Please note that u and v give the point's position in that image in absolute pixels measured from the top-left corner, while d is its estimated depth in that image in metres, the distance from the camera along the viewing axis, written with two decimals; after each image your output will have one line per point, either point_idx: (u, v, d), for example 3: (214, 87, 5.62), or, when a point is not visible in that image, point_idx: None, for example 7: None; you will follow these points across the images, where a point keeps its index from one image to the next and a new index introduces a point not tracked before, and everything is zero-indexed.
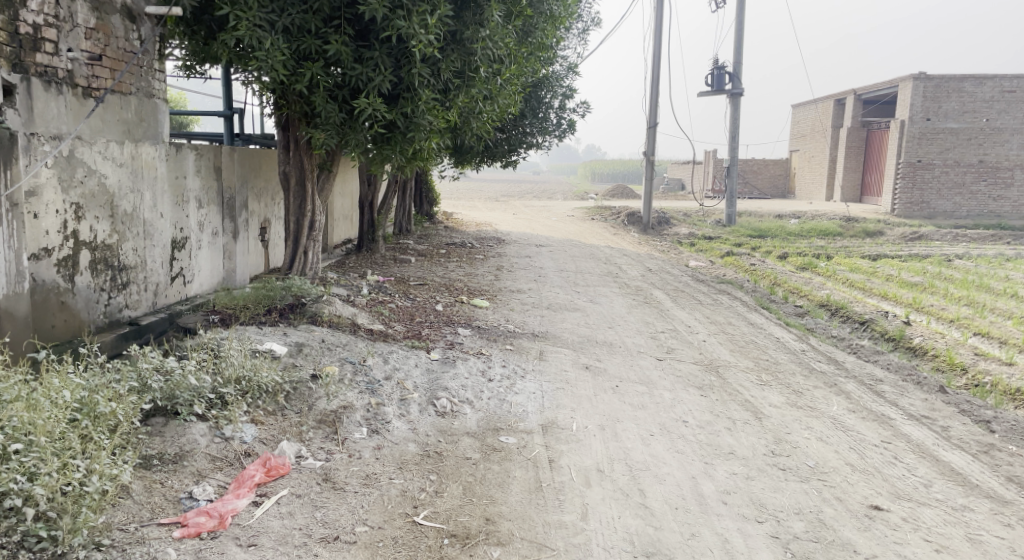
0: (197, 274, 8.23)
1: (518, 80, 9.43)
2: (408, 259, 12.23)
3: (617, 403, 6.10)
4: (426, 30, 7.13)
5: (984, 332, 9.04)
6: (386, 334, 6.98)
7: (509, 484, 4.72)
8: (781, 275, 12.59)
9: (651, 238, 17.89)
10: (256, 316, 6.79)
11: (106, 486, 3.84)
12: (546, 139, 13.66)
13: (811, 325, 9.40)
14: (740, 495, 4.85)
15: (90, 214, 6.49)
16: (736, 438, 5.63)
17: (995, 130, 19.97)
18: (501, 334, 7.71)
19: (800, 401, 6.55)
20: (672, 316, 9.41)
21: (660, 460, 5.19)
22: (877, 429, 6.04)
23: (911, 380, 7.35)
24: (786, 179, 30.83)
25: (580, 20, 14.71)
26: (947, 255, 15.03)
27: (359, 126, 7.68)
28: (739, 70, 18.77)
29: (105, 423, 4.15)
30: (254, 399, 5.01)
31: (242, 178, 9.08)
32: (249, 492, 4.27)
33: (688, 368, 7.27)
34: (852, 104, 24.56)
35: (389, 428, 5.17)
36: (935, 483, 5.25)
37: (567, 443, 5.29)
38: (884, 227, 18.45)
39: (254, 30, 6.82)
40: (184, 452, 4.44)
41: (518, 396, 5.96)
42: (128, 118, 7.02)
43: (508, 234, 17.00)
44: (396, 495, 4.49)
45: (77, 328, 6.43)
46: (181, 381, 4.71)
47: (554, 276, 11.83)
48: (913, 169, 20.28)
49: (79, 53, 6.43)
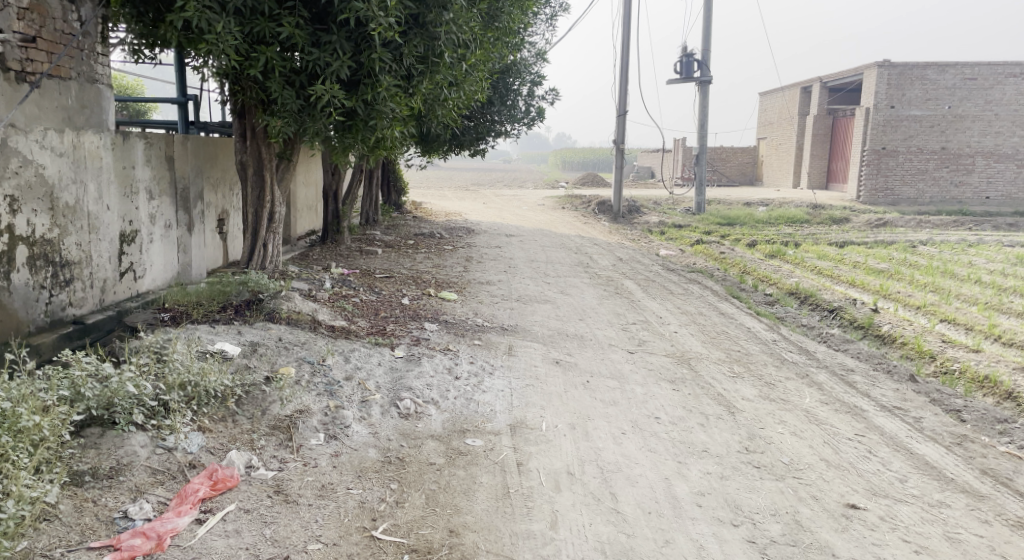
0: (149, 268, 7.84)
1: (484, 66, 9.08)
2: (374, 251, 11.87)
3: (588, 400, 5.87)
4: (385, 12, 6.81)
5: (951, 319, 8.95)
6: (349, 330, 6.67)
7: (475, 491, 4.47)
8: (750, 263, 12.43)
9: (621, 227, 17.72)
10: (209, 314, 6.45)
11: (22, 512, 3.57)
12: (514, 127, 13.33)
13: (782, 314, 9.25)
14: (715, 496, 4.64)
15: (27, 207, 6.10)
16: (710, 434, 5.43)
17: (956, 116, 20.05)
18: (469, 328, 7.44)
19: (773, 393, 6.37)
20: (644, 307, 9.20)
21: (632, 460, 4.96)
22: (850, 422, 5.88)
23: (882, 369, 7.21)
24: (754, 167, 30.90)
25: (548, 6, 14.38)
26: (912, 241, 15.01)
27: (319, 114, 7.33)
28: (708, 57, 18.61)
29: (28, 439, 3.84)
30: (200, 406, 4.68)
31: (196, 168, 8.68)
32: (191, 509, 3.97)
33: (660, 360, 7.07)
34: (818, 92, 24.65)
35: (349, 432, 4.88)
36: (911, 478, 5.08)
37: (536, 444, 5.05)
38: (850, 214, 18.43)
39: (203, 12, 6.47)
40: (121, 466, 4.13)
41: (485, 395, 5.70)
42: (70, 105, 6.68)
43: (476, 224, 16.70)
44: (353, 507, 4.21)
45: (15, 329, 6.06)
46: (118, 388, 4.37)
47: (524, 267, 11.57)
48: (879, 156, 20.32)
49: (11, 35, 6.04)
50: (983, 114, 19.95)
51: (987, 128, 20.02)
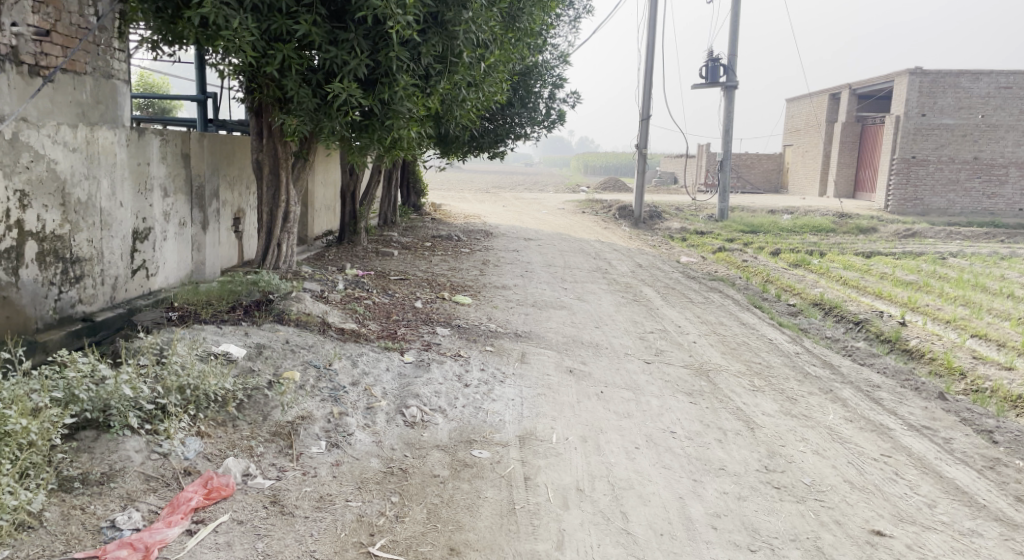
0: (162, 266, 7.77)
1: (504, 67, 8.92)
2: (391, 252, 11.76)
3: (602, 412, 5.69)
4: (404, 10, 6.68)
5: (982, 334, 8.66)
6: (358, 333, 6.52)
7: (479, 507, 4.31)
8: (773, 272, 12.18)
9: (641, 232, 17.50)
10: (218, 314, 6.34)
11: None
12: (535, 130, 13.16)
13: (805, 325, 9.01)
14: (732, 518, 4.45)
15: (37, 202, 6.03)
16: (727, 451, 5.22)
17: (989, 126, 19.61)
18: (482, 334, 7.28)
19: (795, 409, 6.15)
20: (662, 315, 9.00)
21: (645, 477, 4.78)
22: (876, 441, 5.65)
23: (909, 386, 6.96)
24: (778, 174, 30.52)
25: (571, 8, 14.22)
26: (941, 253, 14.64)
27: (335, 113, 7.19)
28: (734, 62, 18.36)
29: (15, 443, 3.75)
30: (199, 410, 4.56)
31: (213, 166, 8.59)
32: (182, 519, 3.85)
33: (677, 372, 6.86)
34: (846, 99, 24.31)
35: (351, 441, 4.75)
36: (940, 503, 4.86)
37: (545, 457, 4.88)
38: (877, 224, 18.05)
39: (221, 8, 6.37)
40: (113, 471, 4.03)
41: (495, 404, 5.54)
42: (84, 100, 6.59)
43: (496, 227, 16.55)
44: (351, 521, 4.07)
45: (23, 326, 5.98)
46: (114, 390, 4.27)
47: (541, 271, 11.39)
48: (908, 165, 19.90)
49: (25, 28, 5.93)
50: (1017, 124, 19.50)
51: (1020, 138, 19.57)
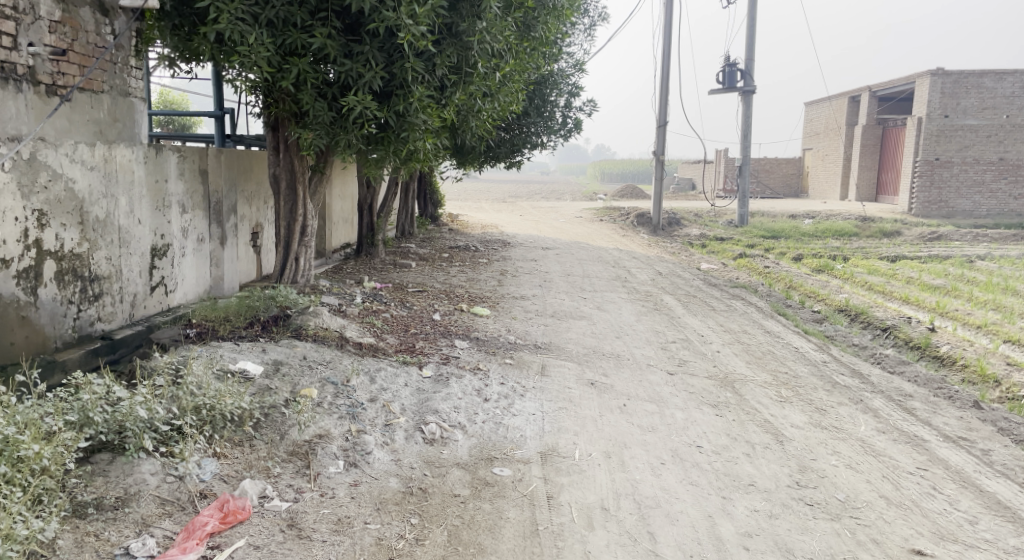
0: (181, 282, 7.75)
1: (519, 76, 8.83)
2: (408, 264, 11.71)
3: (625, 425, 5.57)
4: (416, 21, 6.59)
5: (1015, 339, 8.43)
6: (377, 347, 6.43)
7: (501, 528, 4.21)
8: (797, 278, 11.99)
9: (660, 240, 17.33)
10: (235, 330, 6.33)
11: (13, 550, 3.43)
12: (551, 139, 13.07)
13: (831, 332, 8.82)
14: (764, 538, 4.30)
15: (55, 222, 6.02)
16: (757, 467, 5.08)
17: (1016, 126, 19.25)
18: (501, 346, 7.18)
19: (824, 420, 5.99)
20: (684, 324, 8.86)
21: (672, 495, 4.65)
22: (911, 453, 5.47)
23: (942, 395, 6.77)
24: (799, 178, 30.22)
25: (586, 16, 14.15)
26: (968, 256, 14.36)
27: (350, 127, 7.10)
28: (751, 67, 18.21)
29: (28, 468, 3.70)
30: (215, 430, 4.51)
31: (230, 181, 8.57)
32: (197, 545, 3.78)
33: (701, 383, 6.71)
34: (866, 102, 24.01)
35: (370, 460, 4.66)
36: (982, 520, 4.68)
37: (568, 475, 4.76)
38: (901, 227, 17.77)
39: (236, 24, 6.36)
40: (128, 496, 3.97)
41: (515, 419, 5.43)
42: (101, 118, 6.57)
43: (514, 237, 16.47)
44: (370, 544, 3.99)
45: (42, 345, 5.96)
46: (129, 412, 4.22)
47: (560, 281, 11.27)
48: (932, 167, 19.57)
49: (41, 48, 5.93)
50: None
51: None
